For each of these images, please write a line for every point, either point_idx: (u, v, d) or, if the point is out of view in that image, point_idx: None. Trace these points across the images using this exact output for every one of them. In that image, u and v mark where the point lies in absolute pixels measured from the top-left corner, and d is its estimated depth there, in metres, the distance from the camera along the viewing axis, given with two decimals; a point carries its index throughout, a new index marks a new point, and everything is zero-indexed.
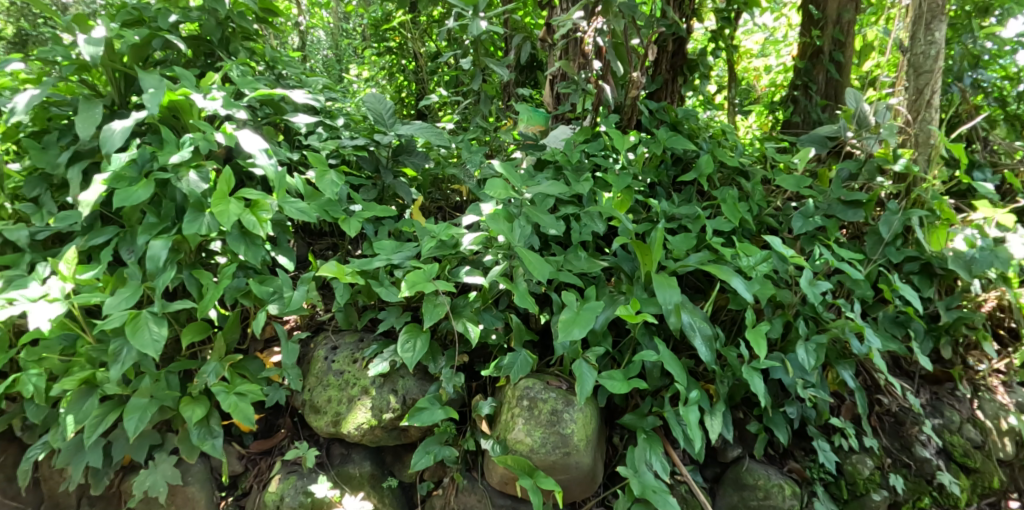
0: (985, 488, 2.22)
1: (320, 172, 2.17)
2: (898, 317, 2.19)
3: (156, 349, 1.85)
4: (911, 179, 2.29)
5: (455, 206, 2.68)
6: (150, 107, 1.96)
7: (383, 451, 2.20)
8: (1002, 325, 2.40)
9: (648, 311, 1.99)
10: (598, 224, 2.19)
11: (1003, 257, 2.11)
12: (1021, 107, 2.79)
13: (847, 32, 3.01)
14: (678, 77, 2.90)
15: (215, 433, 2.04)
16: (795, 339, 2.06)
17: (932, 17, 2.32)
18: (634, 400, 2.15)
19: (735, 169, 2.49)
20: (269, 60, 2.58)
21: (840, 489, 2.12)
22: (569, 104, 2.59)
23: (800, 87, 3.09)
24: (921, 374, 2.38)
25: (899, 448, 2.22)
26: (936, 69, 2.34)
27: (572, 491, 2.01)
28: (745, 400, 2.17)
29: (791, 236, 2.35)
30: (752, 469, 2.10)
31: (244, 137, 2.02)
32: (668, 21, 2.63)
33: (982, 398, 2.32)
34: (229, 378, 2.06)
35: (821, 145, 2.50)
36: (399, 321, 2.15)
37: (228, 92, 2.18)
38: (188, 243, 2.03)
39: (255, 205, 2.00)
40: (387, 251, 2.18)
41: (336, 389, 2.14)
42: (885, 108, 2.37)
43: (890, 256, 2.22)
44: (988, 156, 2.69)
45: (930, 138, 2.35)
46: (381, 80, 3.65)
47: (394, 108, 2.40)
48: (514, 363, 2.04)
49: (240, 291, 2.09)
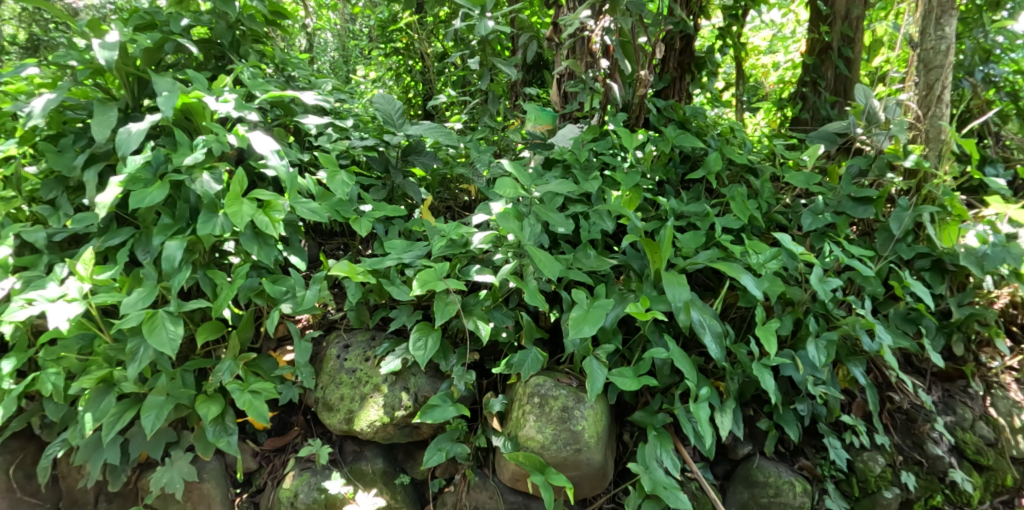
0: (997, 486, 2.19)
1: (331, 173, 2.21)
2: (909, 314, 2.17)
3: (172, 347, 1.90)
4: (922, 175, 2.25)
5: (464, 206, 2.67)
6: (164, 109, 1.99)
7: (395, 448, 2.22)
8: (1014, 321, 2.38)
9: (658, 308, 2.02)
10: (608, 222, 2.21)
11: (1015, 253, 2.07)
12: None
13: (856, 28, 2.98)
14: (685, 75, 2.85)
15: (231, 430, 2.08)
16: (805, 336, 2.07)
17: (942, 11, 2.27)
18: (644, 397, 2.16)
19: (744, 166, 2.47)
20: (279, 62, 2.57)
21: (851, 486, 2.11)
22: (577, 103, 2.53)
23: (808, 84, 3.06)
24: (933, 372, 2.35)
25: (910, 445, 2.20)
26: (946, 64, 2.31)
27: (582, 487, 2.03)
28: (755, 396, 2.16)
29: (800, 233, 2.32)
30: (763, 466, 2.09)
31: (256, 138, 2.07)
32: (676, 18, 2.59)
33: (994, 395, 2.31)
34: (243, 376, 2.10)
35: (830, 142, 2.47)
36: (411, 320, 2.18)
37: (240, 95, 2.22)
38: (202, 244, 2.07)
39: (267, 205, 2.05)
40: (398, 250, 2.21)
41: (349, 387, 2.16)
42: (895, 104, 2.33)
43: (902, 252, 2.18)
44: (1000, 151, 2.68)
45: (941, 133, 2.31)
46: (388, 80, 3.59)
47: (403, 108, 2.42)
48: (524, 361, 2.07)
49: (254, 290, 2.13)
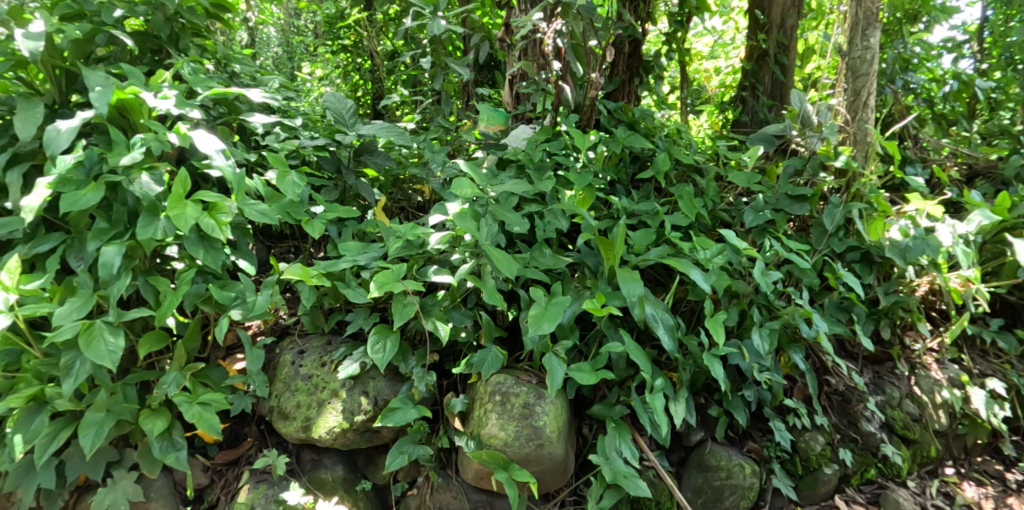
0: (924, 457, 2.40)
1: (281, 173, 2.13)
2: (842, 302, 2.33)
3: (113, 360, 1.79)
4: (851, 174, 2.42)
5: (417, 207, 2.64)
6: (97, 106, 1.87)
7: (355, 453, 2.17)
8: (934, 307, 2.56)
9: (613, 304, 2.08)
10: (562, 221, 2.25)
11: (933, 245, 2.27)
12: (945, 107, 3.12)
13: (790, 36, 3.17)
14: (634, 78, 2.94)
15: (179, 445, 1.97)
16: (750, 327, 2.20)
17: (868, 24, 2.46)
18: (602, 390, 2.23)
19: (690, 166, 2.57)
20: (221, 58, 2.45)
21: (795, 465, 2.26)
22: (530, 104, 2.57)
23: (748, 88, 3.23)
24: (864, 356, 2.54)
25: (847, 424, 2.37)
26: (871, 72, 2.50)
27: (546, 481, 2.06)
28: (705, 385, 2.27)
29: (743, 230, 2.45)
30: (715, 451, 2.20)
31: (199, 137, 1.98)
32: (624, 22, 2.68)
33: (918, 375, 2.49)
34: (191, 388, 2.00)
35: (769, 143, 2.64)
36: (367, 323, 2.15)
37: (180, 91, 2.11)
38: (143, 249, 1.95)
39: (213, 207, 1.96)
40: (353, 252, 2.18)
41: (304, 394, 2.10)
42: (826, 108, 2.51)
43: (834, 246, 2.36)
44: (919, 152, 2.91)
45: (868, 136, 2.50)
46: (335, 78, 3.48)
47: (354, 107, 2.36)
48: (484, 360, 2.08)
49: (200, 297, 2.03)
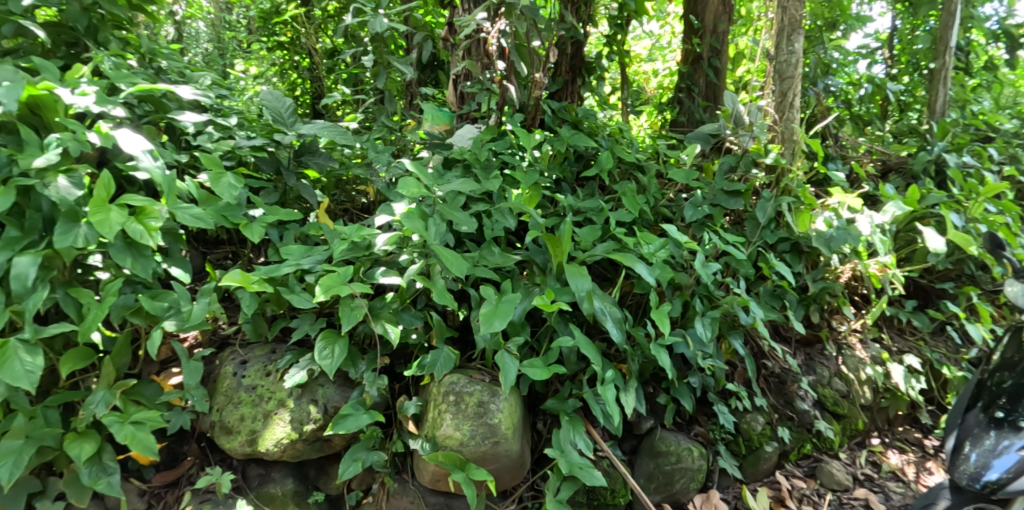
0: (852, 430, 2.60)
1: (215, 175, 2.01)
2: (775, 291, 2.49)
3: (29, 381, 1.64)
4: (779, 171, 2.60)
5: (361, 208, 2.58)
6: (5, 101, 1.71)
7: (305, 465, 2.08)
8: (857, 291, 2.79)
9: (563, 299, 2.11)
10: (510, 219, 2.25)
11: (854, 234, 2.44)
12: (862, 108, 3.44)
13: (721, 40, 3.33)
14: (577, 78, 3.00)
15: (111, 469, 1.82)
16: (692, 316, 2.30)
17: (792, 29, 2.66)
18: (554, 385, 2.25)
19: (632, 164, 2.66)
20: (146, 52, 2.28)
21: (738, 445, 2.38)
22: (476, 103, 2.60)
23: (684, 90, 3.38)
24: (797, 338, 2.70)
25: (784, 403, 2.53)
26: (796, 75, 2.70)
27: (503, 479, 2.06)
28: (652, 375, 2.35)
29: (683, 224, 2.56)
30: (664, 437, 2.29)
31: (124, 136, 1.84)
32: (567, 24, 2.75)
33: (845, 354, 2.69)
34: (121, 407, 1.85)
35: (705, 142, 2.73)
36: (314, 328, 2.07)
37: (101, 87, 1.96)
38: (61, 258, 1.79)
39: (141, 211, 1.82)
40: (296, 255, 2.08)
41: (249, 406, 2.00)
42: (756, 108, 2.65)
43: (766, 237, 2.49)
44: (840, 149, 3.16)
45: (794, 135, 2.69)
46: (272, 76, 3.35)
47: (294, 106, 2.28)
48: (437, 360, 2.05)
49: (129, 308, 1.88)
